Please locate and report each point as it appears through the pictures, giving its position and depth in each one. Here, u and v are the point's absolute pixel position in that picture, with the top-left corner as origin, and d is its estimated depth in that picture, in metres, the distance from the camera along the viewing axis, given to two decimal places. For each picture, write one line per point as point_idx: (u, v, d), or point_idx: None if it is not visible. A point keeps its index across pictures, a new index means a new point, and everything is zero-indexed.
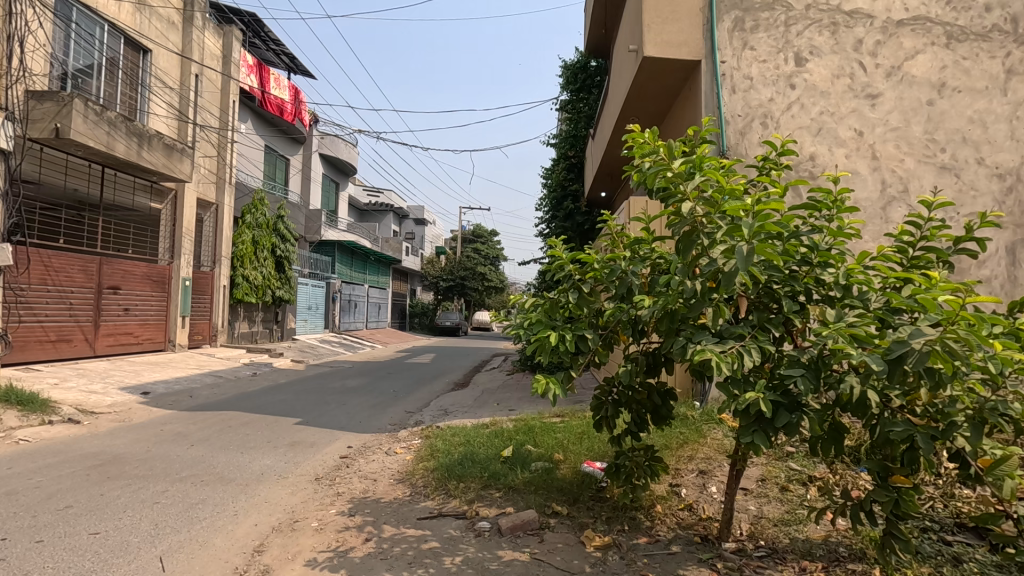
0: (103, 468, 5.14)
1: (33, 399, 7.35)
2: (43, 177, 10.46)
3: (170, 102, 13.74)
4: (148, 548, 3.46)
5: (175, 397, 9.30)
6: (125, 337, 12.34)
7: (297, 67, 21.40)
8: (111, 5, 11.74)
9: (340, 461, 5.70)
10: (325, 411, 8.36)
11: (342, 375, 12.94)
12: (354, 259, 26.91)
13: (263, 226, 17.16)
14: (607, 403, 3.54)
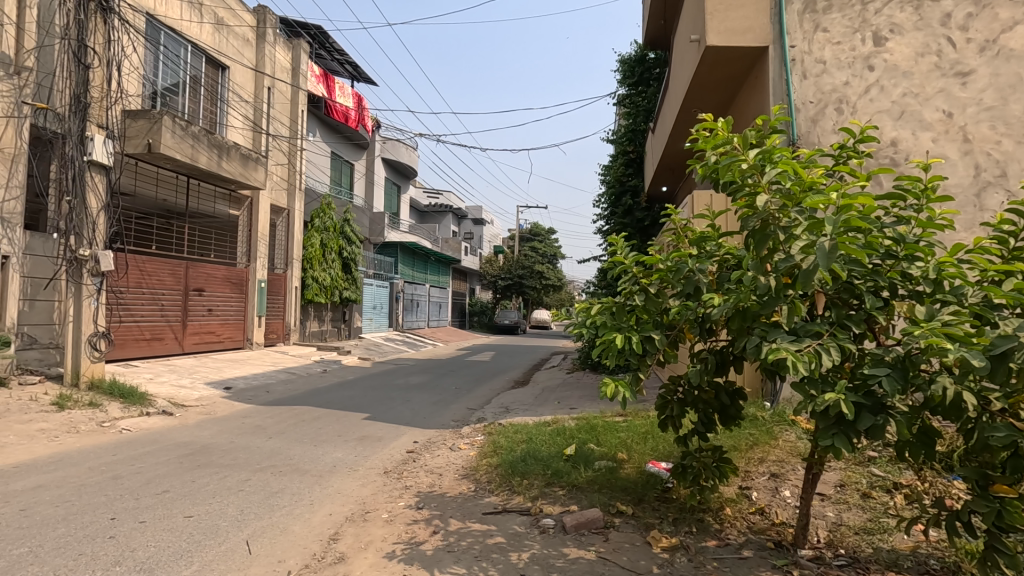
0: (193, 457, 5.56)
1: (133, 392, 8.06)
2: (138, 189, 11.42)
3: (245, 115, 14.62)
4: (236, 532, 3.72)
5: (253, 392, 9.91)
6: (208, 335, 13.25)
7: (360, 75, 22.20)
8: (194, 27, 12.64)
9: (407, 456, 5.89)
10: (390, 407, 8.65)
11: (406, 372, 13.32)
12: (415, 259, 27.64)
13: (330, 229, 17.91)
14: (672, 403, 3.46)
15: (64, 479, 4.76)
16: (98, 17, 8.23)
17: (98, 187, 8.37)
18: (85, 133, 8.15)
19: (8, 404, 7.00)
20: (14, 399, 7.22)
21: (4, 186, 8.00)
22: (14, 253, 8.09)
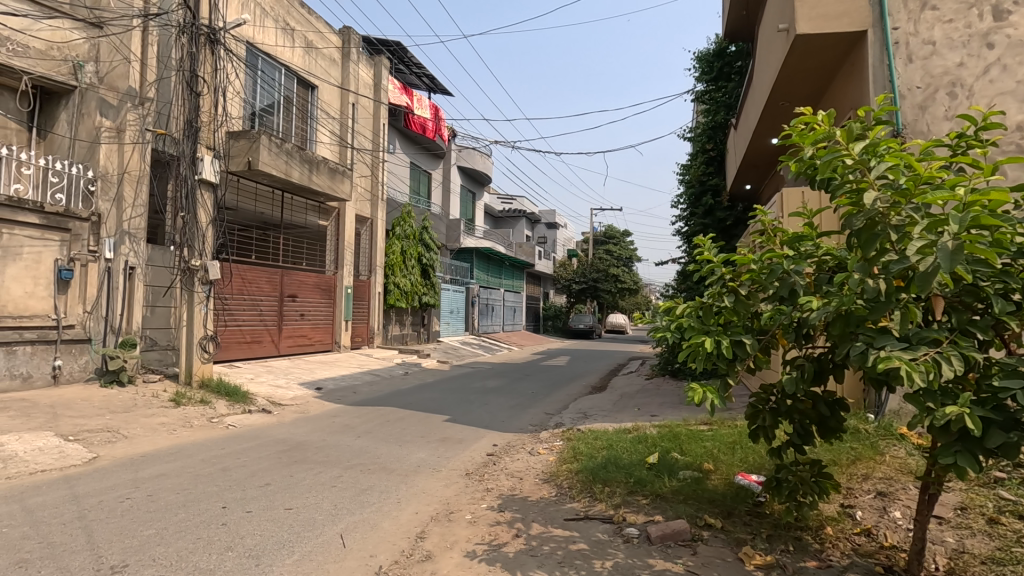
0: (290, 453, 5.95)
1: (237, 391, 8.76)
2: (239, 205, 12.48)
3: (332, 130, 15.54)
4: (331, 525, 3.93)
5: (341, 393, 10.46)
6: (301, 338, 14.14)
7: (437, 86, 22.92)
8: (286, 51, 13.60)
9: (487, 458, 5.98)
10: (470, 409, 8.83)
11: (483, 376, 13.53)
12: (490, 264, 28.08)
13: (410, 237, 18.57)
14: (764, 413, 3.28)
15: (181, 469, 5.25)
16: (207, 48, 8.97)
17: (207, 204, 9.18)
18: (196, 155, 8.97)
19: (135, 400, 7.82)
20: (139, 395, 8.05)
21: (131, 205, 8.98)
22: (139, 264, 9.05)
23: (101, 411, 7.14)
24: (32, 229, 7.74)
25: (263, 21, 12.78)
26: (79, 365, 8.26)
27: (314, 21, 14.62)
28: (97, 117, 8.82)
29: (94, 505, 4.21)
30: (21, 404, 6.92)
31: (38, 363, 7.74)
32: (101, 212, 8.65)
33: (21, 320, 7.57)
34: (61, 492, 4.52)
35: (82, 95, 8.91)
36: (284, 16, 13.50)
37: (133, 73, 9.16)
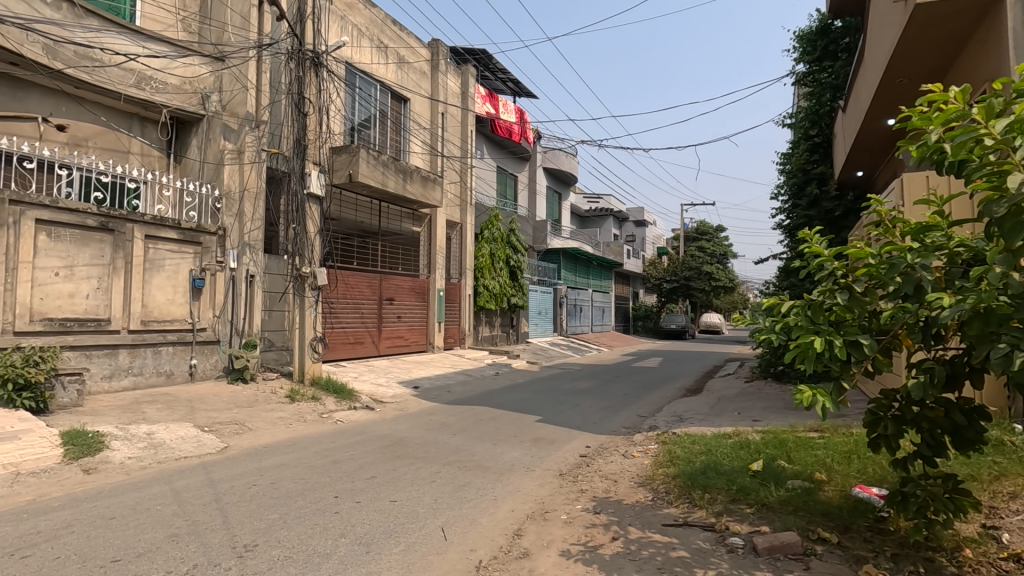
0: (393, 448, 6.30)
1: (343, 389, 9.40)
2: (342, 215, 13.41)
3: (424, 140, 16.24)
4: (432, 519, 4.11)
5: (437, 392, 10.87)
6: (399, 340, 14.86)
7: (521, 90, 23.22)
8: (381, 68, 14.38)
9: (580, 460, 5.96)
10: (561, 411, 8.83)
11: (573, 378, 13.47)
12: (577, 264, 27.96)
13: (498, 240, 18.91)
14: (885, 420, 3.00)
15: (298, 460, 5.72)
16: (312, 71, 9.64)
17: (314, 215, 9.91)
18: (305, 171, 9.69)
19: (257, 396, 8.63)
20: (260, 391, 8.88)
21: (250, 219, 9.92)
22: (257, 273, 9.99)
23: (230, 405, 7.94)
24: (171, 243, 8.72)
25: (360, 41, 13.61)
26: (211, 363, 9.24)
27: (405, 36, 15.37)
28: (221, 141, 9.80)
29: (228, 489, 4.71)
30: (166, 398, 7.87)
31: (179, 361, 8.73)
32: (226, 227, 9.60)
33: (164, 324, 8.56)
34: (201, 477, 5.08)
35: (209, 122, 9.95)
36: (378, 34, 14.31)
37: (250, 98, 10.11)
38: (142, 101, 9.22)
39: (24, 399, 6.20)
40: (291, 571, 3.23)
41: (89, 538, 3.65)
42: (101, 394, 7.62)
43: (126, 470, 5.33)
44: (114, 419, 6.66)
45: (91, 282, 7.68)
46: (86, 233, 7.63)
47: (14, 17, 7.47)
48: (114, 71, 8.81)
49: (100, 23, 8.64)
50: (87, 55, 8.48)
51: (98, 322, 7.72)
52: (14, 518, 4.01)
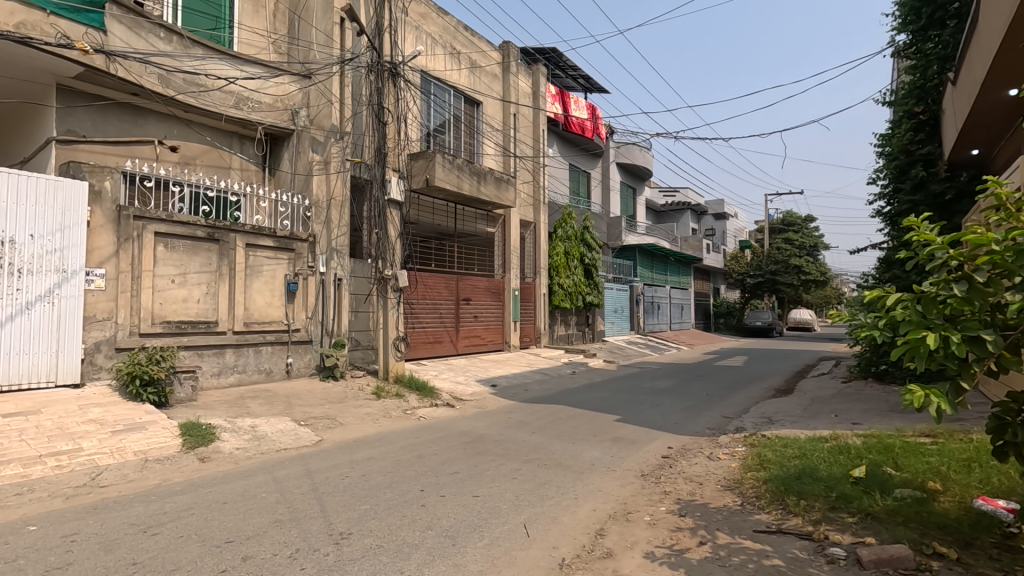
0: (474, 445, 6.44)
1: (425, 386, 9.75)
2: (420, 219, 13.91)
3: (497, 141, 16.46)
4: (515, 515, 4.16)
5: (515, 390, 10.98)
6: (476, 339, 15.16)
7: (593, 85, 22.93)
8: (454, 74, 14.73)
9: (663, 461, 5.81)
10: (641, 410, 8.65)
11: (652, 377, 13.14)
12: (654, 260, 27.24)
13: (572, 237, 18.85)
14: (1014, 427, 2.70)
15: (385, 454, 5.99)
16: (390, 82, 10.04)
17: (394, 220, 10.31)
18: (385, 178, 10.09)
19: (346, 393, 9.12)
20: (349, 388, 9.38)
21: (337, 226, 10.56)
22: (344, 276, 10.61)
23: (322, 401, 8.45)
24: (268, 250, 9.37)
25: (434, 49, 14.01)
26: (305, 362, 9.87)
27: (476, 41, 15.65)
28: (310, 153, 10.46)
29: (323, 480, 5.03)
30: (266, 394, 8.49)
31: (277, 360, 9.40)
32: (316, 234, 10.23)
33: (264, 325, 9.24)
34: (299, 468, 5.45)
35: (298, 136, 10.61)
36: (451, 41, 14.67)
37: (334, 112, 10.71)
38: (241, 120, 9.97)
39: (148, 394, 6.98)
40: (383, 559, 3.39)
41: (206, 520, 4.01)
42: (211, 390, 8.35)
43: (234, 460, 5.81)
44: (223, 413, 7.29)
45: (201, 288, 8.44)
46: (196, 243, 8.37)
47: (135, 52, 8.30)
48: (217, 94, 9.58)
49: (205, 52, 9.36)
50: (194, 81, 9.26)
51: (207, 324, 8.47)
52: (144, 500, 4.49)
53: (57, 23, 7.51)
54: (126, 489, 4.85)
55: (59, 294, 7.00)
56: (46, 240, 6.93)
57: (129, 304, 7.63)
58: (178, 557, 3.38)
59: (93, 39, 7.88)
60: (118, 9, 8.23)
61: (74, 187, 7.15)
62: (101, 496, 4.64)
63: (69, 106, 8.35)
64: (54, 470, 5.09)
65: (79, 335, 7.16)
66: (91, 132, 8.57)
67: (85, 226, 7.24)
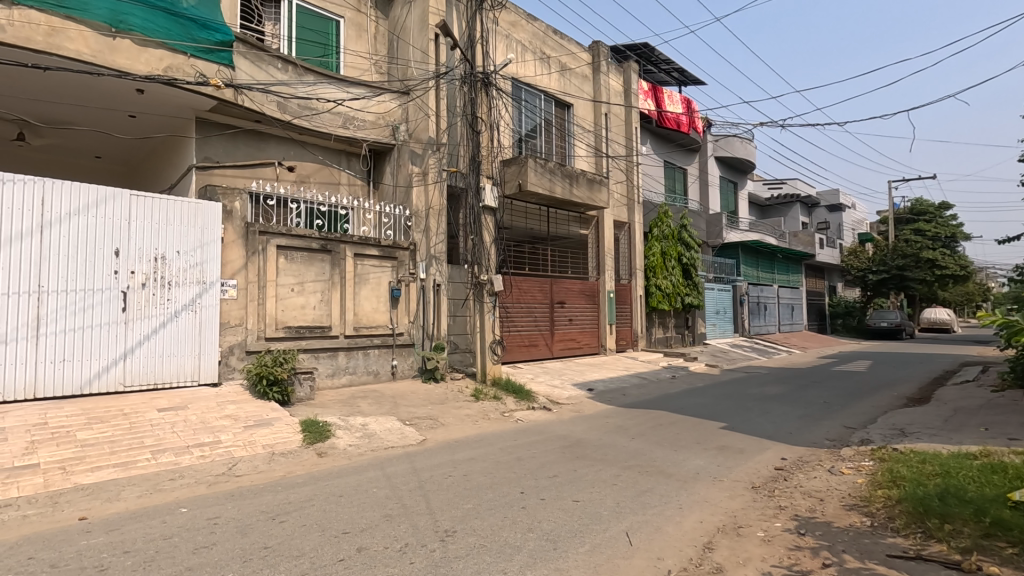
0: (572, 449, 6.40)
1: (521, 389, 9.86)
2: (514, 224, 14.07)
3: (589, 143, 16.33)
4: (616, 522, 4.07)
5: (612, 394, 10.77)
6: (571, 342, 15.08)
7: (688, 78, 22.06)
8: (544, 78, 14.82)
9: (776, 473, 5.41)
10: (749, 418, 8.15)
11: (761, 382, 12.33)
12: (759, 258, 25.61)
13: (669, 237, 18.22)
14: None
15: (485, 455, 6.13)
16: (482, 91, 10.29)
17: (489, 226, 10.53)
18: (479, 185, 10.34)
19: (447, 394, 9.44)
20: (449, 390, 9.73)
21: (435, 234, 10.99)
22: (442, 282, 11.03)
23: (425, 402, 8.81)
24: (374, 259, 9.96)
25: (524, 56, 14.19)
26: (408, 364, 10.34)
27: (566, 44, 15.65)
28: (409, 166, 10.98)
29: (428, 478, 5.23)
30: (374, 394, 9.01)
31: (383, 362, 9.94)
32: (416, 242, 10.71)
33: (371, 329, 9.83)
34: (406, 465, 5.73)
35: (399, 150, 11.21)
36: (540, 46, 14.78)
37: (430, 125, 11.17)
38: (348, 139, 10.69)
39: (273, 393, 7.68)
40: (487, 559, 3.45)
41: (324, 511, 4.33)
42: (326, 390, 9.01)
43: (347, 456, 6.24)
44: (336, 411, 7.85)
45: (316, 295, 9.14)
46: (311, 254, 9.09)
47: (257, 83, 9.19)
48: (326, 116, 10.33)
49: (316, 78, 10.15)
50: (307, 105, 10.07)
51: (322, 329, 9.15)
52: (272, 490, 4.93)
53: (196, 64, 8.49)
54: (257, 479, 5.36)
55: (201, 303, 7.91)
56: (190, 256, 7.86)
57: (256, 311, 8.45)
58: (303, 544, 3.68)
59: (225, 75, 8.79)
60: (243, 47, 9.17)
61: (211, 209, 8.06)
62: (237, 484, 5.16)
63: (205, 136, 9.41)
64: (199, 459, 5.75)
65: (216, 339, 8.03)
66: (223, 157, 9.61)
67: (220, 242, 8.13)
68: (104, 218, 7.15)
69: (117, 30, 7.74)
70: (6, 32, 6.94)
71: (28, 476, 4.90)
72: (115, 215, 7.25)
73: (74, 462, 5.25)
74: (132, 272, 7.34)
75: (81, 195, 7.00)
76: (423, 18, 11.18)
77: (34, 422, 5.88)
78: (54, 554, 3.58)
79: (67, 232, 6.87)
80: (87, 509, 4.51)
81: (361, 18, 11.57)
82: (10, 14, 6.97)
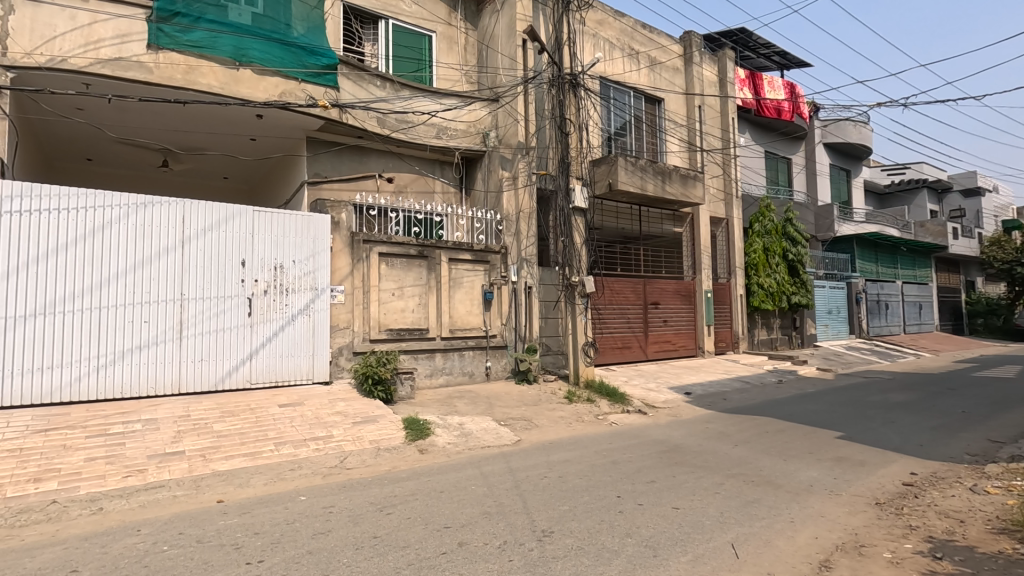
0: (671, 454, 6.20)
1: (616, 392, 9.69)
2: (604, 223, 13.90)
3: (682, 137, 15.75)
4: (721, 533, 3.90)
5: (712, 399, 10.29)
6: (667, 344, 14.61)
7: (791, 61, 20.59)
8: (633, 75, 14.52)
9: (905, 489, 4.90)
10: (871, 428, 7.43)
11: (883, 388, 11.21)
12: (878, 251, 23.29)
13: (773, 232, 17.11)
14: None
15: (580, 457, 6.10)
16: (570, 92, 10.27)
17: (579, 227, 10.48)
18: (569, 187, 10.31)
19: (540, 396, 9.53)
20: (542, 392, 9.79)
21: (526, 237, 11.11)
22: (534, 284, 11.13)
23: (519, 403, 8.95)
24: (467, 263, 10.27)
25: (612, 53, 13.98)
26: (501, 365, 10.53)
27: (656, 37, 15.22)
28: (499, 171, 11.21)
29: (524, 478, 5.31)
30: (470, 395, 9.28)
31: (478, 363, 10.20)
32: (507, 246, 10.91)
33: (466, 331, 10.13)
34: (502, 464, 5.84)
35: (489, 156, 11.49)
36: (629, 42, 14.49)
37: (520, 129, 11.31)
38: (441, 148, 11.11)
39: (377, 391, 8.14)
40: (585, 562, 3.44)
41: (427, 506, 4.52)
42: (425, 389, 9.41)
43: (447, 453, 6.49)
44: (435, 410, 8.18)
45: (415, 299, 9.59)
46: (409, 260, 9.55)
47: (360, 101, 9.82)
48: (421, 128, 10.81)
49: (411, 92, 10.67)
50: (403, 119, 10.58)
51: (421, 331, 9.58)
52: (379, 483, 5.24)
53: (306, 88, 9.24)
54: (366, 472, 5.72)
55: (313, 307, 8.58)
56: (304, 264, 8.56)
57: (362, 315, 9.02)
58: (409, 535, 3.88)
59: (331, 96, 9.51)
60: (346, 68, 9.83)
61: (321, 221, 8.74)
62: (348, 476, 5.55)
63: (315, 153, 10.22)
64: (315, 452, 6.23)
65: (328, 341, 8.68)
66: (330, 173, 10.40)
67: (330, 251, 8.79)
68: (232, 232, 7.99)
69: (241, 63, 8.64)
70: (153, 73, 7.99)
71: (176, 461, 5.58)
72: (241, 230, 8.07)
73: (212, 450, 5.90)
74: (255, 280, 8.14)
75: (213, 213, 7.87)
76: (511, 26, 11.36)
77: (180, 414, 6.69)
78: (199, 530, 4.05)
79: (203, 247, 7.75)
80: (223, 493, 5.06)
81: (452, 31, 12.02)
82: (156, 57, 8.03)
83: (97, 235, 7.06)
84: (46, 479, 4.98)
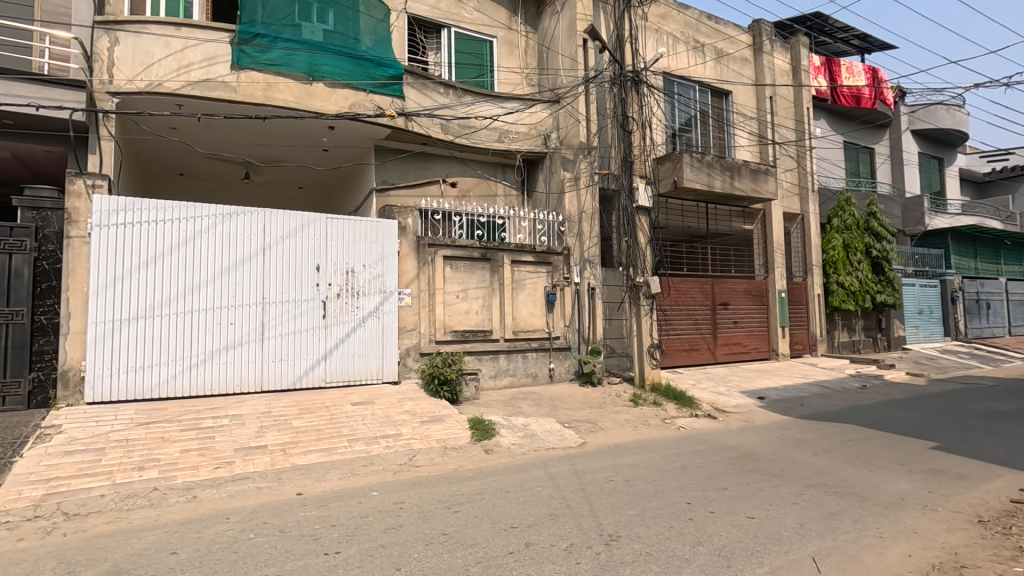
0: (743, 461, 5.95)
1: (684, 396, 9.41)
2: (670, 222, 13.55)
3: (751, 130, 15.10)
4: (800, 545, 3.70)
5: (788, 404, 9.77)
6: (737, 346, 14.03)
7: (873, 44, 19.25)
8: (699, 68, 14.07)
9: (1014, 506, 4.45)
10: (971, 438, 6.80)
11: (986, 395, 10.22)
12: (977, 246, 21.30)
13: (853, 227, 16.05)
14: None
15: (647, 461, 5.97)
16: (633, 90, 10.10)
17: (643, 227, 10.25)
18: (632, 186, 10.13)
19: (605, 398, 9.42)
20: (607, 394, 9.67)
21: (588, 237, 11.02)
22: (597, 285, 11.01)
23: (584, 405, 8.88)
24: (529, 265, 10.30)
25: (676, 48, 13.62)
26: (565, 367, 10.48)
27: (723, 28, 14.68)
28: (561, 172, 11.17)
29: (590, 481, 5.26)
30: (534, 396, 9.30)
31: (541, 365, 10.21)
32: (570, 247, 10.86)
33: (529, 333, 10.17)
34: (567, 467, 5.82)
35: (551, 157, 11.49)
36: (694, 35, 14.06)
37: (581, 129, 11.21)
38: (503, 151, 11.23)
39: (444, 391, 8.32)
40: (654, 568, 3.36)
41: (493, 505, 4.58)
42: (490, 390, 9.52)
43: (511, 454, 6.53)
44: (499, 411, 8.26)
45: (478, 301, 9.73)
46: (472, 263, 9.71)
47: (424, 109, 10.10)
48: (483, 132, 10.97)
49: (473, 98, 10.86)
50: (466, 124, 10.79)
51: (485, 333, 9.70)
52: (446, 481, 5.36)
53: (374, 98, 9.60)
54: (433, 470, 5.87)
55: (382, 309, 8.89)
56: (373, 269, 8.89)
57: (428, 317, 9.25)
58: (477, 534, 3.94)
59: (397, 105, 9.83)
60: (411, 78, 10.13)
61: (388, 227, 9.06)
62: (417, 474, 5.72)
63: (383, 161, 10.61)
64: (385, 449, 6.46)
65: (396, 342, 8.97)
66: (397, 179, 10.76)
67: (397, 255, 9.09)
68: (308, 239, 8.43)
69: (314, 78, 9.10)
70: (236, 91, 8.57)
71: (259, 455, 5.95)
72: (316, 236, 8.49)
73: (291, 445, 6.24)
74: (329, 284, 8.55)
75: (291, 221, 8.33)
76: (571, 26, 11.31)
77: (262, 411, 7.12)
78: (281, 521, 4.29)
79: (281, 253, 8.22)
80: (302, 486, 5.34)
81: (512, 35, 12.13)
82: (239, 77, 8.61)
83: (191, 243, 7.66)
84: (148, 467, 5.45)
